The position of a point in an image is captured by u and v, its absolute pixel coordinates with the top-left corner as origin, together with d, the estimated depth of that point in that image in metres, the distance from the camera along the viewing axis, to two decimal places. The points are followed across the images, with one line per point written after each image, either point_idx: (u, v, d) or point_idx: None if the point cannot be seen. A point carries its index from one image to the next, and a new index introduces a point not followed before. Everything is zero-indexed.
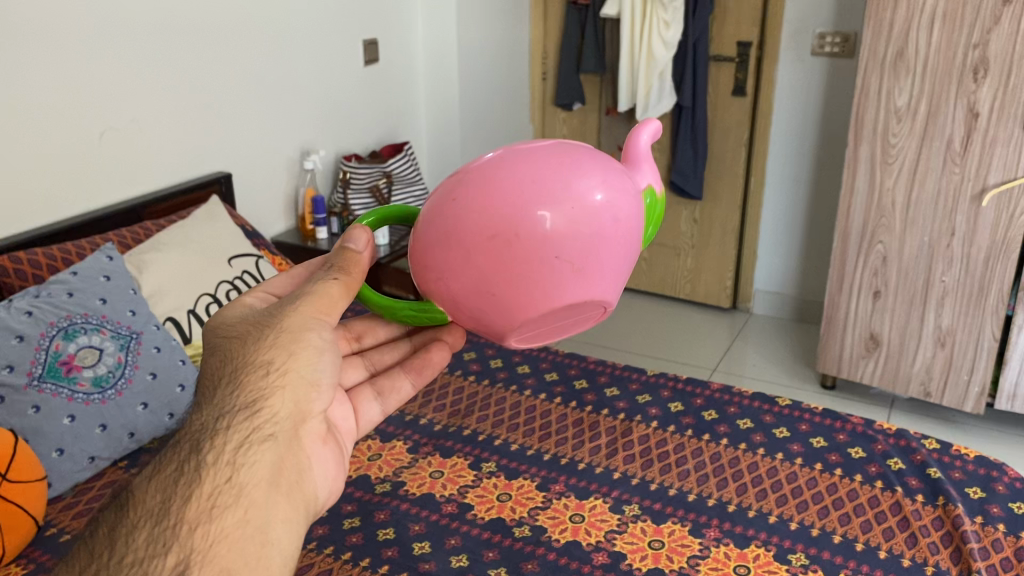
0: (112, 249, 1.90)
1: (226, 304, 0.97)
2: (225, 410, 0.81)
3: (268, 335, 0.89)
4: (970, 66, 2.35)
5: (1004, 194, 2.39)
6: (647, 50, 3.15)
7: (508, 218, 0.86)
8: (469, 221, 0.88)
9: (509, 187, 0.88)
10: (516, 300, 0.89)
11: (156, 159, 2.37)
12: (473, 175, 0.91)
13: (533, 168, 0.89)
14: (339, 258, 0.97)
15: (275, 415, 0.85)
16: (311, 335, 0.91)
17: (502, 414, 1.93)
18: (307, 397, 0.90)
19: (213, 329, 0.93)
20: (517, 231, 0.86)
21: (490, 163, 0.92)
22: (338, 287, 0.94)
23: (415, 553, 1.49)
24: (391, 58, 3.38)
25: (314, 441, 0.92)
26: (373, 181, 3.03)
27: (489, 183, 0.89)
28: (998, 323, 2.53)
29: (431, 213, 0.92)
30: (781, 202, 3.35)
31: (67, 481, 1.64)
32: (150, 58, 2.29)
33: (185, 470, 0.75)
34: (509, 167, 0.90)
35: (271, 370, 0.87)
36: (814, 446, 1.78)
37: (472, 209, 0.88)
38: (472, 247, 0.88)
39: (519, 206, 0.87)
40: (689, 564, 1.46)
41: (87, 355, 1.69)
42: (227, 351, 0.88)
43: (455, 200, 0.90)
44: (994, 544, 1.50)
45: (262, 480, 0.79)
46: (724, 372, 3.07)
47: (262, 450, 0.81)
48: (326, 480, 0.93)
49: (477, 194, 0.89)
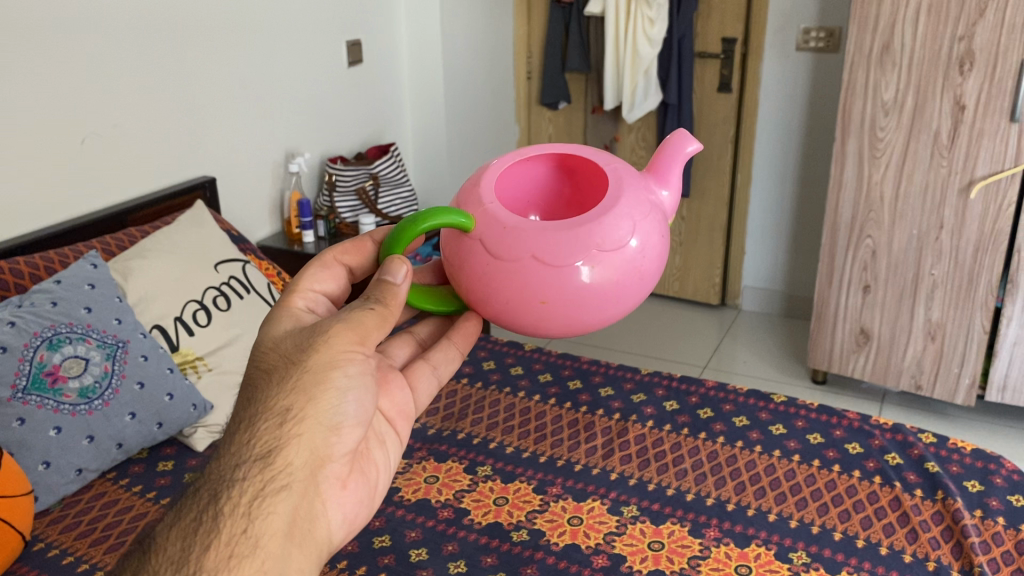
0: (96, 256, 1.87)
1: (276, 311, 0.95)
2: (242, 459, 0.79)
3: (291, 376, 0.84)
4: (956, 58, 2.35)
5: (992, 187, 2.40)
6: (632, 48, 3.13)
7: (588, 321, 1.04)
8: (554, 320, 1.04)
9: (596, 297, 1.02)
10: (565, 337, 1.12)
11: (138, 165, 2.33)
12: (564, 278, 1.00)
13: (619, 271, 1.02)
14: (376, 290, 0.91)
15: (289, 466, 0.82)
16: (337, 374, 0.86)
17: (496, 417, 1.91)
18: (324, 443, 0.86)
19: (255, 349, 0.89)
20: (593, 324, 1.06)
21: (580, 266, 1.00)
22: (373, 316, 0.90)
23: (412, 561, 1.47)
24: (374, 59, 3.35)
25: (332, 486, 0.88)
26: (359, 183, 2.99)
27: (581, 296, 1.01)
28: (987, 316, 2.54)
29: (514, 297, 1.02)
30: (768, 198, 3.34)
31: (54, 495, 1.61)
32: (129, 59, 2.25)
33: (204, 519, 0.76)
34: (598, 274, 1.01)
35: (289, 418, 0.83)
36: (811, 442, 1.77)
37: (560, 315, 1.03)
38: (551, 329, 1.05)
39: (597, 314, 1.04)
40: (689, 565, 1.45)
41: (72, 365, 1.66)
42: (255, 390, 0.84)
43: (544, 301, 1.01)
44: (995, 538, 1.49)
45: (278, 530, 0.79)
46: (715, 370, 3.07)
47: (278, 502, 0.79)
48: (343, 522, 0.89)
49: (570, 305, 1.02)
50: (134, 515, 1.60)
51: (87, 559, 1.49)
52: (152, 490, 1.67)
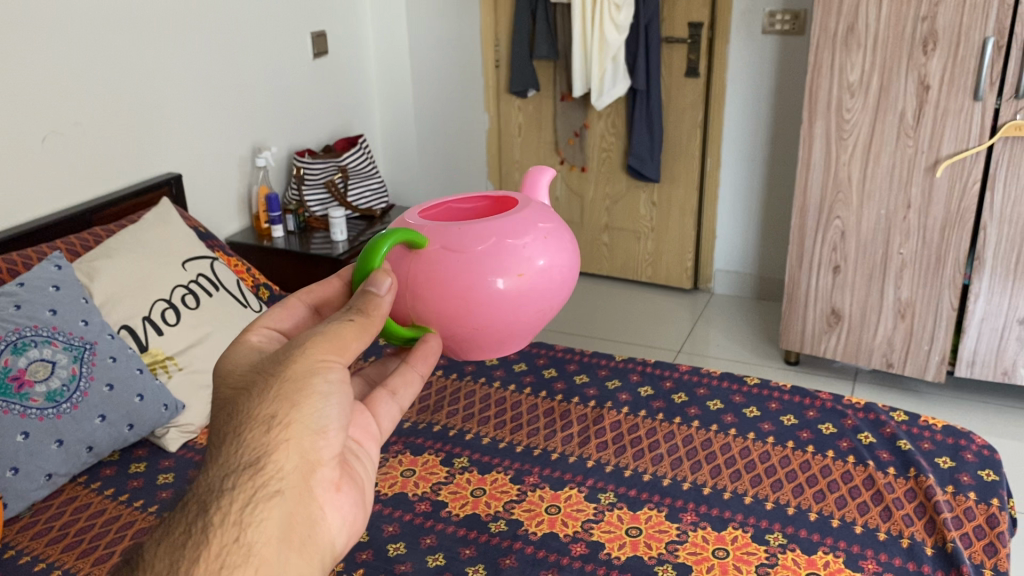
0: (60, 257, 1.84)
1: (231, 346, 0.86)
2: (230, 468, 0.70)
3: (271, 387, 0.77)
4: (920, 38, 2.37)
5: (957, 165, 2.43)
6: (599, 34, 3.12)
7: (552, 296, 1.05)
8: (530, 297, 1.02)
9: (556, 267, 1.04)
10: (519, 341, 1.09)
11: (101, 163, 2.29)
12: (530, 249, 1.02)
13: (564, 241, 1.06)
14: (359, 300, 0.86)
15: (281, 471, 0.73)
16: (317, 381, 0.79)
17: (472, 408, 1.90)
18: (312, 447, 0.77)
19: (217, 377, 0.81)
20: (555, 300, 1.06)
21: (537, 238, 1.03)
22: (353, 328, 0.83)
23: (390, 555, 1.46)
24: (338, 50, 3.30)
25: (328, 489, 0.79)
26: (328, 176, 2.96)
27: (549, 266, 1.03)
28: (955, 293, 2.57)
29: (489, 280, 0.99)
30: (738, 182, 3.36)
31: (24, 500, 1.58)
32: (88, 54, 2.20)
33: (193, 533, 0.66)
34: (553, 245, 1.04)
35: (274, 424, 0.74)
36: (785, 424, 1.78)
37: (537, 289, 1.02)
38: (524, 316, 1.04)
39: (560, 287, 1.05)
40: (668, 550, 1.45)
41: (38, 369, 1.63)
42: (232, 406, 0.75)
43: (521, 274, 1.01)
44: (967, 513, 1.52)
45: (273, 537, 0.70)
46: (688, 354, 3.08)
47: (272, 508, 0.71)
48: (344, 526, 0.81)
49: (542, 273, 1.02)
50: (106, 519, 1.58)
51: (58, 566, 1.46)
52: (125, 493, 1.65)
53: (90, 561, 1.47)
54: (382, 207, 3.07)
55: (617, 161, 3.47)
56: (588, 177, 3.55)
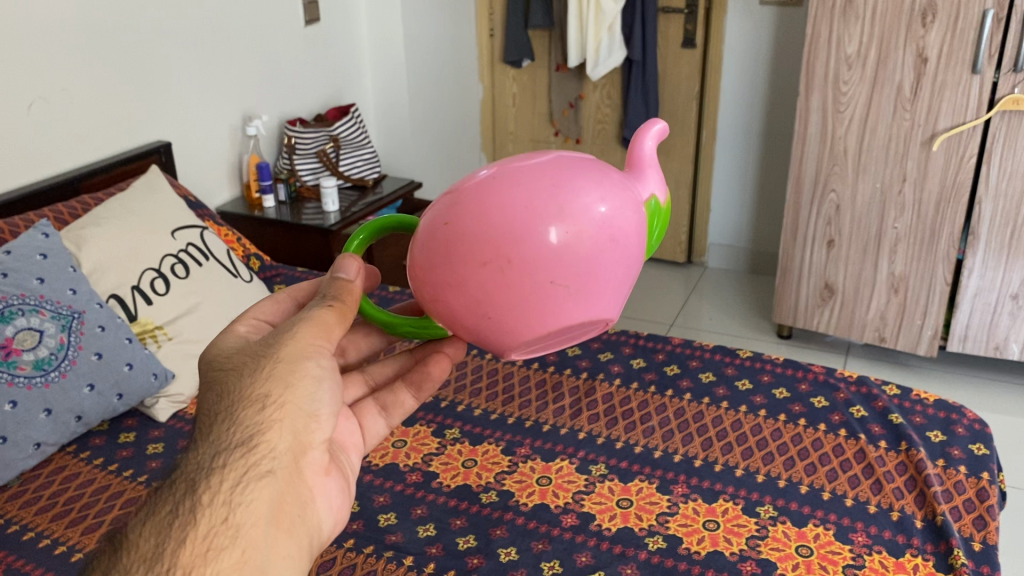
0: (47, 225, 1.81)
1: (219, 334, 0.87)
2: (222, 447, 0.71)
3: (264, 366, 0.78)
4: (919, 11, 2.34)
5: (953, 139, 2.41)
6: (595, 3, 3.08)
7: (502, 244, 0.85)
8: (463, 247, 0.87)
9: (501, 211, 0.86)
10: (510, 321, 0.88)
11: (89, 130, 2.26)
12: (469, 193, 0.89)
13: (529, 186, 0.87)
14: (331, 288, 0.86)
15: (272, 450, 0.74)
16: (309, 363, 0.80)
17: (463, 380, 1.89)
18: (305, 429, 0.79)
19: (206, 362, 0.82)
20: (515, 256, 0.85)
21: (489, 177, 0.90)
22: (334, 313, 0.84)
23: (381, 525, 1.46)
24: (331, 19, 3.26)
25: (317, 473, 0.82)
26: (319, 145, 2.92)
27: (484, 208, 0.87)
28: (949, 267, 2.57)
29: (424, 237, 0.90)
30: (733, 154, 3.34)
31: (11, 470, 1.57)
32: (73, 17, 2.16)
33: (181, 512, 0.66)
34: (502, 189, 0.87)
35: (267, 404, 0.76)
36: (777, 397, 1.78)
37: (467, 234, 0.86)
38: (468, 273, 0.87)
39: (512, 237, 0.85)
40: (658, 522, 1.45)
41: (26, 338, 1.61)
42: (224, 386, 0.76)
43: (448, 222, 0.88)
44: (957, 487, 1.52)
45: (261, 517, 0.70)
46: (681, 327, 3.08)
47: (262, 487, 0.71)
48: (330, 511, 0.84)
49: (472, 216, 0.87)
50: (95, 488, 1.57)
51: (48, 534, 1.46)
52: (113, 463, 1.64)
53: (80, 531, 1.46)
54: (373, 176, 3.07)
55: (612, 133, 3.45)
56: (582, 149, 3.53)
